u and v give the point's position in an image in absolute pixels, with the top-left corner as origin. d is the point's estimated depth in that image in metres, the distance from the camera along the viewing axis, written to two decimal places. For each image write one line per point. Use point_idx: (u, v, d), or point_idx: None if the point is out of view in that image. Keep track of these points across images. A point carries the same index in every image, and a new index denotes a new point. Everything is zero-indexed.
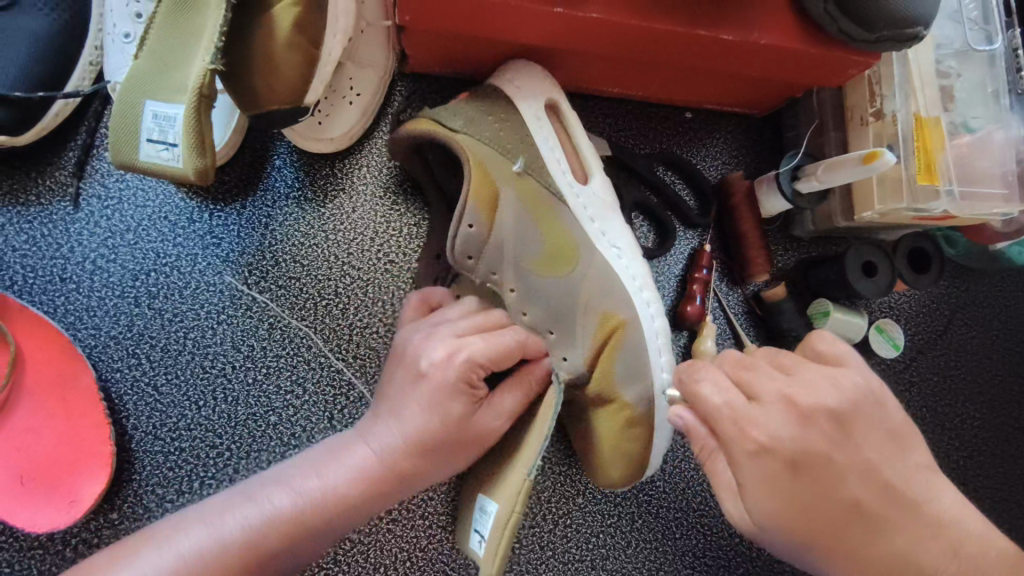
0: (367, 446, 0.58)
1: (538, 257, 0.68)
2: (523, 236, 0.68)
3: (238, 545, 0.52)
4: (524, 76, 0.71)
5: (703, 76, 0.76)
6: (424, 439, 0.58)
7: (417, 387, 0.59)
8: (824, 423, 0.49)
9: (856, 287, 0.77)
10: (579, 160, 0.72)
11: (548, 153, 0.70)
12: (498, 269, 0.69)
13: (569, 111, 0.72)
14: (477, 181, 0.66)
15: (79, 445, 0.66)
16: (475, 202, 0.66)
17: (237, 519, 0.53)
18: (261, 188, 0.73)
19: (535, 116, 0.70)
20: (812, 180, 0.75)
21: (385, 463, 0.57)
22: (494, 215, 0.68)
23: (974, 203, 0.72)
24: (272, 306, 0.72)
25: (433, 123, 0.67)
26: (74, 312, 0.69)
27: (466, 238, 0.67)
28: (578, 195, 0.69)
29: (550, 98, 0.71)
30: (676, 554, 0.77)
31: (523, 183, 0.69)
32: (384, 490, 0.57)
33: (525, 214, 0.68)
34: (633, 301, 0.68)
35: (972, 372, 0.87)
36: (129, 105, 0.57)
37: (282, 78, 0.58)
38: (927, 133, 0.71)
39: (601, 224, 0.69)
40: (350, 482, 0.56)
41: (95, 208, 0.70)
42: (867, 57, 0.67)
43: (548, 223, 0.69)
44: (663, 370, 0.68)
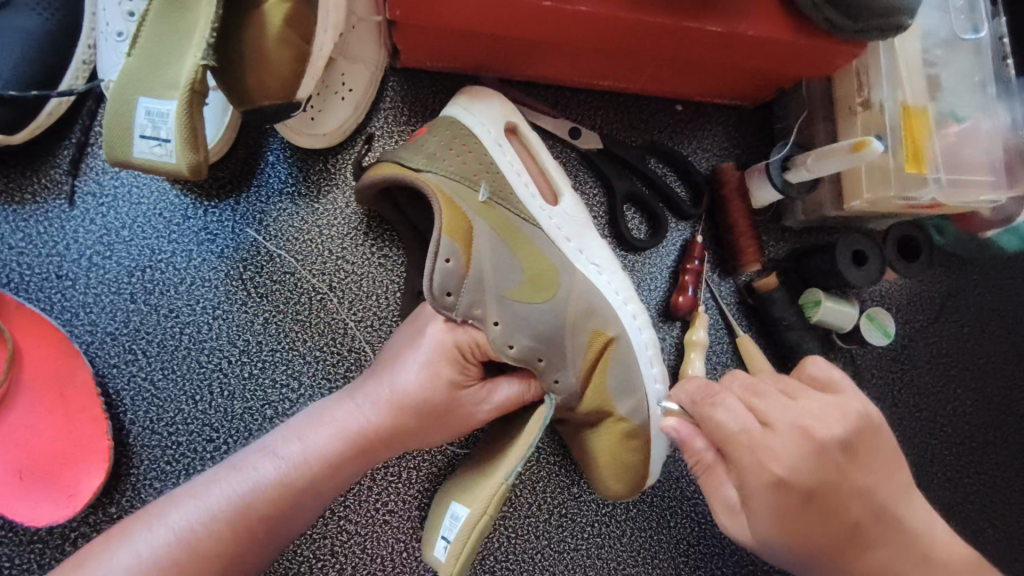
0: (347, 414, 0.61)
1: (519, 286, 0.66)
2: (502, 267, 0.66)
3: (229, 516, 0.55)
4: (481, 102, 0.72)
5: (693, 67, 0.76)
6: (407, 412, 0.61)
7: (404, 363, 0.63)
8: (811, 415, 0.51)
9: (846, 276, 0.78)
10: (547, 181, 0.73)
11: (516, 178, 0.70)
12: (480, 303, 0.64)
13: (529, 133, 0.73)
14: (449, 217, 0.64)
15: (78, 440, 0.67)
16: (451, 236, 0.63)
17: (226, 490, 0.57)
18: (255, 183, 0.74)
19: (498, 144, 0.71)
20: (802, 171, 0.76)
21: (367, 425, 0.61)
22: (471, 248, 0.65)
23: (961, 189, 0.73)
24: (267, 301, 0.73)
25: (397, 166, 0.66)
26: (71, 308, 0.70)
27: (444, 273, 0.63)
28: (551, 217, 0.71)
29: (509, 121, 0.72)
30: (671, 543, 0.78)
31: (496, 215, 0.67)
32: (366, 452, 0.61)
33: (502, 243, 0.66)
34: (620, 316, 0.70)
35: (964, 359, 0.88)
36: (122, 101, 0.58)
37: (274, 74, 0.59)
38: (914, 122, 0.72)
39: (577, 242, 0.71)
40: (334, 448, 0.59)
41: (90, 205, 0.71)
42: (854, 47, 0.68)
43: (524, 250, 0.68)
44: (656, 381, 0.71)
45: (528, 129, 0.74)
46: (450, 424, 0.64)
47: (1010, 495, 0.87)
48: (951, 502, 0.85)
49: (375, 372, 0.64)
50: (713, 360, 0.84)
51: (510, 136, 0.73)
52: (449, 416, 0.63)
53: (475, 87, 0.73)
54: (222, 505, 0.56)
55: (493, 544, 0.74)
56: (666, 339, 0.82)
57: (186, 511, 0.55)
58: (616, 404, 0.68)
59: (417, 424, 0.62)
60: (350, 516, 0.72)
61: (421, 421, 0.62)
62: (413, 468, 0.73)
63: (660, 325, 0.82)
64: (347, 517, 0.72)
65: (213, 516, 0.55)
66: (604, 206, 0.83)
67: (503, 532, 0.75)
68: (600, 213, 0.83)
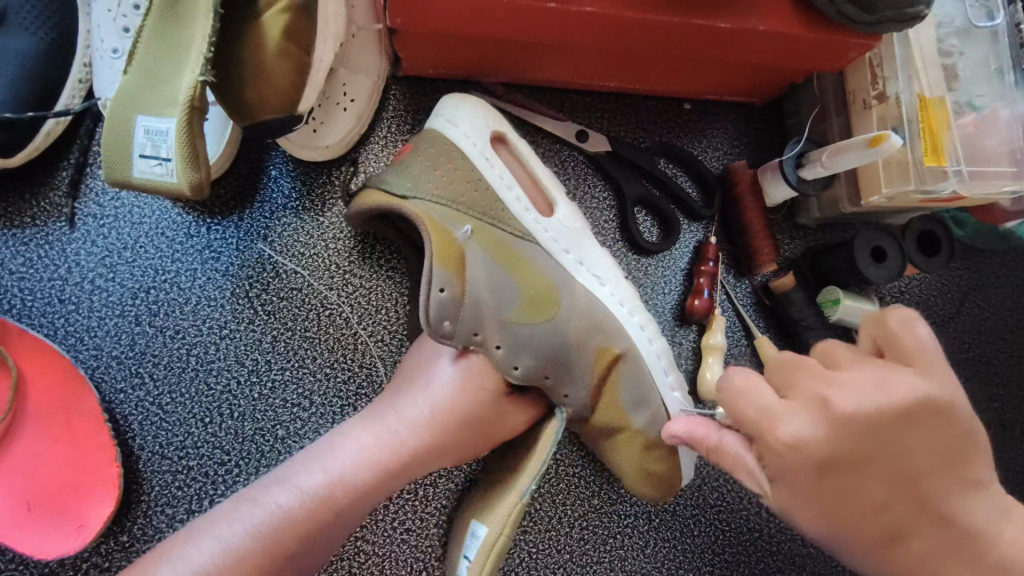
0: (369, 436, 0.60)
1: (518, 305, 0.64)
2: (497, 287, 0.64)
3: (249, 552, 0.54)
4: (462, 115, 0.69)
5: (703, 64, 0.74)
6: (436, 431, 0.61)
7: (435, 379, 0.63)
8: (837, 400, 0.43)
9: (866, 274, 0.76)
10: (540, 191, 0.70)
11: (507, 193, 0.67)
12: (479, 328, 0.63)
13: (519, 143, 0.70)
14: (440, 243, 0.62)
15: (86, 468, 0.65)
16: (443, 265, 0.61)
17: (246, 523, 0.55)
18: (258, 199, 0.72)
19: (485, 158, 0.67)
20: (816, 167, 0.74)
21: (392, 449, 0.60)
22: (463, 274, 0.63)
23: (983, 181, 0.70)
24: (275, 319, 0.71)
25: (385, 194, 0.65)
26: (75, 333, 0.68)
27: (440, 303, 0.61)
28: (547, 229, 0.68)
29: (498, 132, 0.69)
30: (695, 552, 0.76)
31: (489, 235, 0.66)
32: (389, 478, 0.59)
33: (497, 264, 0.65)
34: (625, 328, 0.68)
35: (986, 353, 0.86)
36: (120, 120, 0.56)
37: (276, 88, 0.57)
38: (932, 114, 0.70)
39: (575, 254, 0.69)
40: (357, 475, 0.58)
41: (91, 227, 0.70)
42: (868, 39, 0.66)
43: (520, 269, 0.65)
44: (673, 389, 0.69)
45: (517, 137, 0.70)
46: (476, 445, 0.63)
47: None
48: None
49: (402, 391, 0.64)
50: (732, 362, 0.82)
51: (499, 146, 0.70)
52: (476, 439, 0.63)
53: (467, 96, 0.71)
54: (241, 539, 0.54)
55: (513, 560, 0.73)
56: (683, 343, 0.81)
57: (204, 548, 0.54)
58: (629, 413, 0.66)
59: (447, 447, 0.62)
60: (367, 536, 0.70)
61: (446, 444, 0.62)
62: (430, 485, 0.72)
63: (676, 330, 0.81)
64: (364, 538, 0.70)
65: (233, 553, 0.53)
66: (613, 210, 0.81)
67: (523, 547, 0.73)
68: (609, 217, 0.81)
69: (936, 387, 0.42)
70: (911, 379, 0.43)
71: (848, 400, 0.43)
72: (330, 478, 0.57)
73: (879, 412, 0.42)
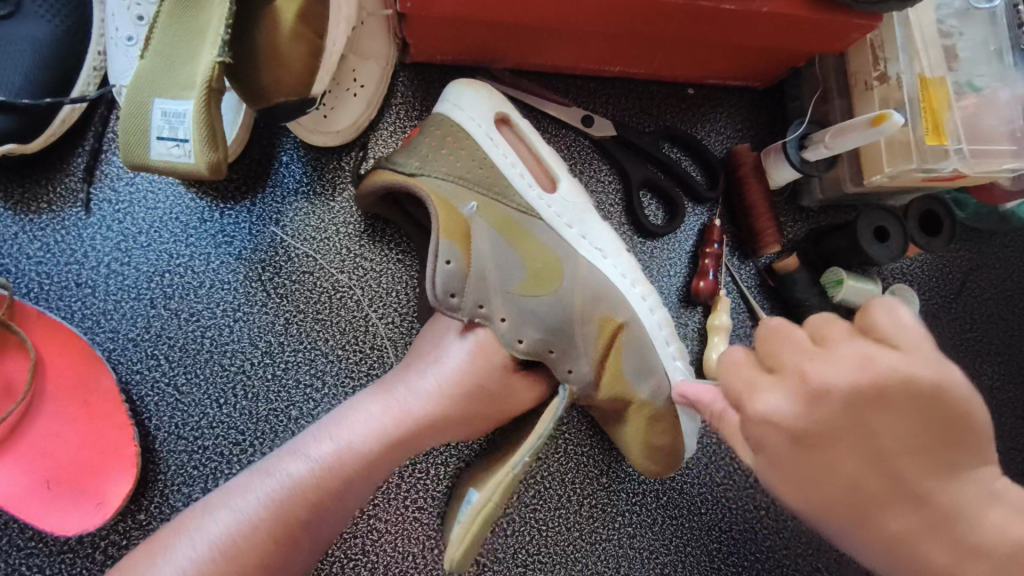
0: (379, 410, 0.61)
1: (522, 279, 0.65)
2: (503, 261, 0.65)
3: (261, 522, 0.55)
4: (465, 96, 0.70)
5: (706, 48, 0.75)
6: (446, 406, 0.62)
7: (445, 354, 0.64)
8: (813, 370, 0.47)
9: (869, 253, 0.77)
10: (543, 168, 0.72)
11: (511, 170, 0.69)
12: (485, 301, 0.64)
13: (522, 122, 0.71)
14: (446, 217, 0.63)
15: (104, 448, 0.66)
16: (449, 238, 0.63)
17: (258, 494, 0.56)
18: (269, 184, 0.73)
19: (488, 135, 0.69)
20: (820, 147, 0.75)
21: (401, 423, 0.61)
22: (470, 246, 0.64)
23: (984, 159, 0.71)
24: (287, 301, 0.72)
25: (391, 172, 0.66)
26: (91, 316, 0.69)
27: (446, 274, 0.62)
28: (550, 205, 0.69)
29: (501, 112, 0.70)
30: (703, 529, 0.77)
31: (495, 213, 0.67)
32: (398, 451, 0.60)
33: (502, 239, 0.66)
34: (629, 299, 0.69)
35: (988, 333, 0.87)
36: (137, 103, 0.57)
37: (291, 70, 0.58)
38: (933, 94, 0.71)
39: (579, 228, 0.70)
40: (366, 449, 0.59)
41: (106, 212, 0.71)
42: (869, 20, 0.67)
43: (525, 244, 0.67)
44: (675, 359, 0.70)
45: (519, 117, 0.72)
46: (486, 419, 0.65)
47: None
48: None
49: (415, 366, 0.65)
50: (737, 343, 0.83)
51: (502, 126, 0.71)
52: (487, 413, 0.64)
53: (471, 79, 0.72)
54: (256, 509, 0.55)
55: (524, 537, 0.74)
56: (688, 325, 0.82)
57: (220, 519, 0.55)
58: (632, 389, 0.67)
59: (455, 421, 0.63)
60: (380, 514, 0.71)
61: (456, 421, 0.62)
62: (441, 464, 0.73)
63: (681, 311, 0.82)
64: (377, 515, 0.71)
65: (245, 523, 0.55)
66: (618, 192, 0.83)
67: (534, 524, 0.74)
68: (614, 199, 0.82)
69: (915, 365, 0.44)
70: (892, 361, 0.44)
71: (831, 374, 0.46)
72: (340, 450, 0.58)
73: (852, 385, 0.45)
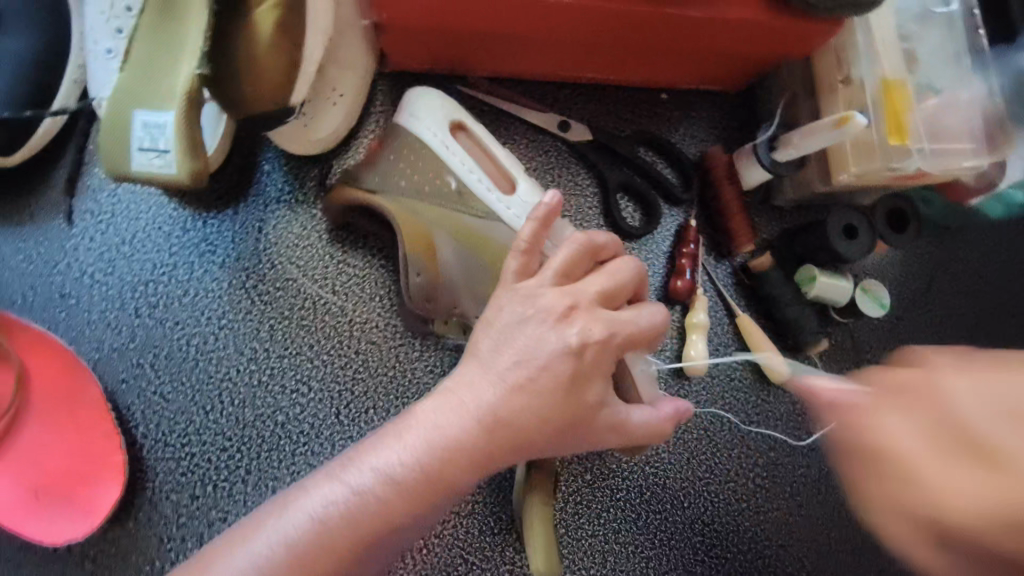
0: (451, 423, 0.49)
1: (490, 281, 0.69)
2: (468, 269, 0.70)
3: (315, 554, 0.45)
4: (419, 105, 0.70)
5: (675, 55, 0.78)
6: (550, 405, 0.51)
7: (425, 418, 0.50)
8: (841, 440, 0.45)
9: (839, 250, 0.79)
10: (501, 170, 0.71)
11: (468, 176, 0.69)
12: (459, 304, 0.70)
13: (477, 128, 0.71)
14: (407, 233, 0.68)
15: (90, 457, 0.66)
16: (414, 252, 0.68)
17: (299, 521, 0.46)
18: (252, 192, 0.75)
19: (445, 146, 0.69)
20: (789, 150, 0.77)
21: (468, 440, 0.49)
22: (436, 255, 0.69)
23: (944, 158, 0.74)
24: (272, 308, 0.73)
25: (355, 189, 0.70)
26: (76, 327, 0.70)
27: (416, 286, 0.69)
28: (510, 208, 0.69)
29: (454, 120, 0.70)
30: (686, 523, 0.79)
31: (456, 223, 0.69)
32: (507, 453, 0.50)
33: (464, 246, 0.69)
34: None
35: (958, 325, 0.90)
36: (119, 117, 0.58)
37: (271, 81, 0.60)
38: (895, 96, 0.74)
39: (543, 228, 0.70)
40: (373, 492, 0.47)
41: (89, 223, 0.71)
42: (829, 24, 0.71)
43: (489, 249, 0.69)
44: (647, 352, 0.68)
45: (475, 122, 0.71)
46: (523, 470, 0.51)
47: None
48: None
49: (542, 346, 0.51)
50: (714, 342, 0.84)
51: (459, 132, 0.71)
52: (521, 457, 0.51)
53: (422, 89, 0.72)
54: None
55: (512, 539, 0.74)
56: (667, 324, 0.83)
57: None
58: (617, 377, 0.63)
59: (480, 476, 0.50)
60: None
61: (479, 454, 0.49)
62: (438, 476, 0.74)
63: None
64: None
65: None
66: (596, 196, 0.84)
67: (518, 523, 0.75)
68: (592, 202, 0.84)
69: None
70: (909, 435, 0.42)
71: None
72: (389, 477, 0.48)
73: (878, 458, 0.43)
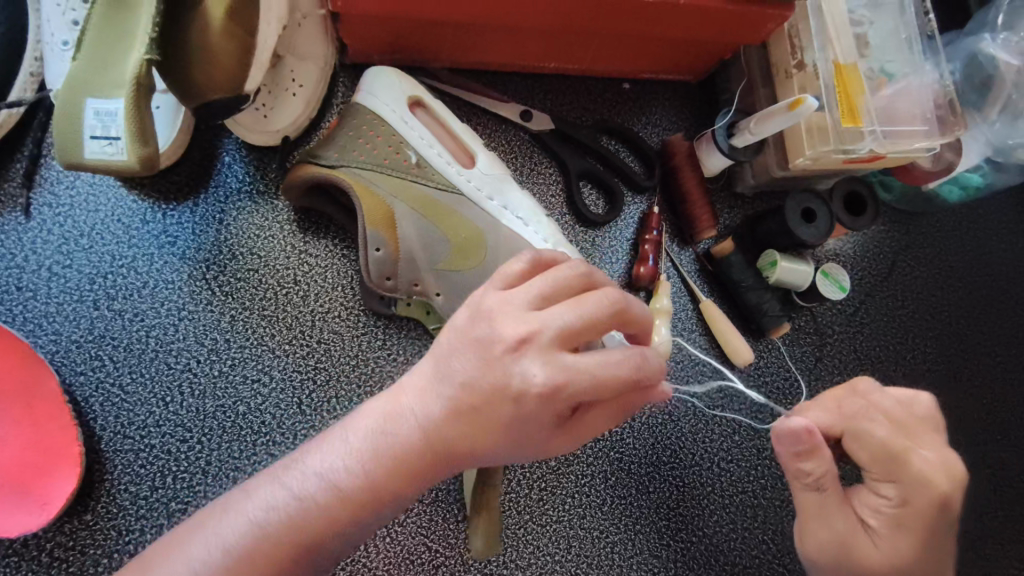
0: (382, 434, 0.50)
1: (449, 255, 0.70)
2: (429, 241, 0.70)
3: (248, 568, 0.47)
4: (380, 85, 0.72)
5: (633, 42, 0.79)
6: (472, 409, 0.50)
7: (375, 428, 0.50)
8: None
9: (798, 234, 0.80)
10: (460, 145, 0.75)
11: (428, 150, 0.72)
12: (418, 279, 0.70)
13: (434, 103, 0.74)
14: (368, 205, 0.67)
15: (47, 448, 0.66)
16: (375, 227, 0.67)
17: (236, 527, 0.48)
18: (212, 184, 0.75)
19: (404, 120, 0.72)
20: (745, 134, 0.79)
21: (398, 447, 0.49)
22: (395, 231, 0.69)
23: (897, 140, 0.75)
24: (232, 299, 0.73)
25: (314, 165, 0.69)
26: (33, 319, 0.69)
27: (376, 262, 0.67)
28: (470, 180, 0.72)
29: (413, 95, 0.73)
30: (651, 507, 0.79)
31: (413, 193, 0.70)
32: (433, 465, 0.50)
33: (423, 218, 0.70)
34: None
35: (919, 309, 0.91)
36: (70, 104, 0.58)
37: (224, 67, 0.60)
38: (846, 80, 0.75)
39: (500, 199, 0.73)
40: (308, 497, 0.49)
41: (47, 216, 0.71)
42: (780, 9, 0.72)
43: (448, 221, 0.70)
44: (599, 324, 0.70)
45: (432, 99, 0.74)
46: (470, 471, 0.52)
47: (976, 438, 0.89)
48: None
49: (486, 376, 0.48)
50: (679, 327, 0.85)
51: (416, 109, 0.74)
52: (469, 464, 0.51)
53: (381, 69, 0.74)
54: None
55: None
56: None
57: None
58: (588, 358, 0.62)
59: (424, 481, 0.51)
60: None
61: (411, 462, 0.49)
62: None
63: None
64: None
65: None
66: (560, 184, 0.85)
67: None
68: (555, 191, 0.85)
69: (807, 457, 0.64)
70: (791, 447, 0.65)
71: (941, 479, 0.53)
72: (333, 483, 0.49)
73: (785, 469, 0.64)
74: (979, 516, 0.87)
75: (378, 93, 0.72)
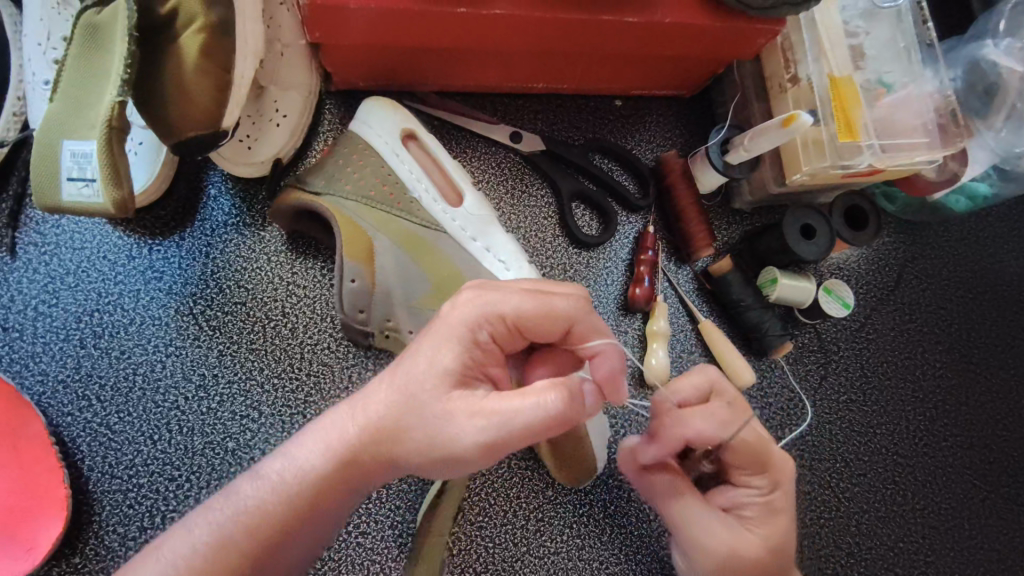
0: (319, 445, 0.51)
1: (428, 294, 0.69)
2: (408, 277, 0.69)
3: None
4: (372, 113, 0.71)
5: (620, 61, 0.77)
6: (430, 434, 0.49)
7: (320, 434, 0.52)
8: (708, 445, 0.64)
9: (797, 251, 0.78)
10: (450, 184, 0.73)
11: (416, 186, 0.71)
12: (391, 314, 0.69)
13: (428, 137, 0.73)
14: (350, 239, 0.66)
15: (33, 492, 0.65)
16: (353, 258, 0.66)
17: (181, 546, 0.49)
18: (199, 217, 0.74)
19: (394, 153, 0.71)
20: (740, 151, 0.76)
21: (338, 457, 0.50)
22: (374, 265, 0.68)
23: (897, 153, 0.73)
24: (221, 334, 0.72)
25: (301, 192, 0.68)
26: (21, 360, 0.69)
27: (351, 294, 0.67)
28: (455, 219, 0.71)
29: (406, 127, 0.72)
30: (652, 536, 0.77)
31: (398, 229, 0.69)
32: (379, 469, 0.50)
33: (404, 254, 0.69)
34: None
35: (928, 322, 0.88)
36: (48, 147, 0.58)
37: (198, 106, 0.59)
38: (842, 92, 0.73)
39: (483, 240, 0.72)
40: (249, 511, 0.50)
41: (32, 255, 0.71)
42: (769, 24, 0.70)
43: (429, 259, 0.70)
44: None
45: (427, 134, 0.73)
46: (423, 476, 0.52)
47: (990, 454, 0.86)
48: (930, 466, 0.84)
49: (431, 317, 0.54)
50: (676, 349, 0.83)
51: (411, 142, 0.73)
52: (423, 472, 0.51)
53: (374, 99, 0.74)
54: None
55: (469, 556, 0.73)
56: (628, 333, 0.81)
57: None
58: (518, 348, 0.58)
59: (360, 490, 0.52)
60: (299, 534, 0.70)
61: (347, 471, 0.50)
62: (381, 513, 0.72)
63: (620, 319, 0.82)
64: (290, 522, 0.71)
65: None
66: (551, 205, 0.83)
67: (479, 540, 0.73)
68: (547, 211, 0.83)
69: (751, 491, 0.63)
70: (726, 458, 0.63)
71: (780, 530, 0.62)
72: (275, 488, 0.50)
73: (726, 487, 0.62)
74: (995, 536, 0.84)
75: (373, 123, 0.71)
